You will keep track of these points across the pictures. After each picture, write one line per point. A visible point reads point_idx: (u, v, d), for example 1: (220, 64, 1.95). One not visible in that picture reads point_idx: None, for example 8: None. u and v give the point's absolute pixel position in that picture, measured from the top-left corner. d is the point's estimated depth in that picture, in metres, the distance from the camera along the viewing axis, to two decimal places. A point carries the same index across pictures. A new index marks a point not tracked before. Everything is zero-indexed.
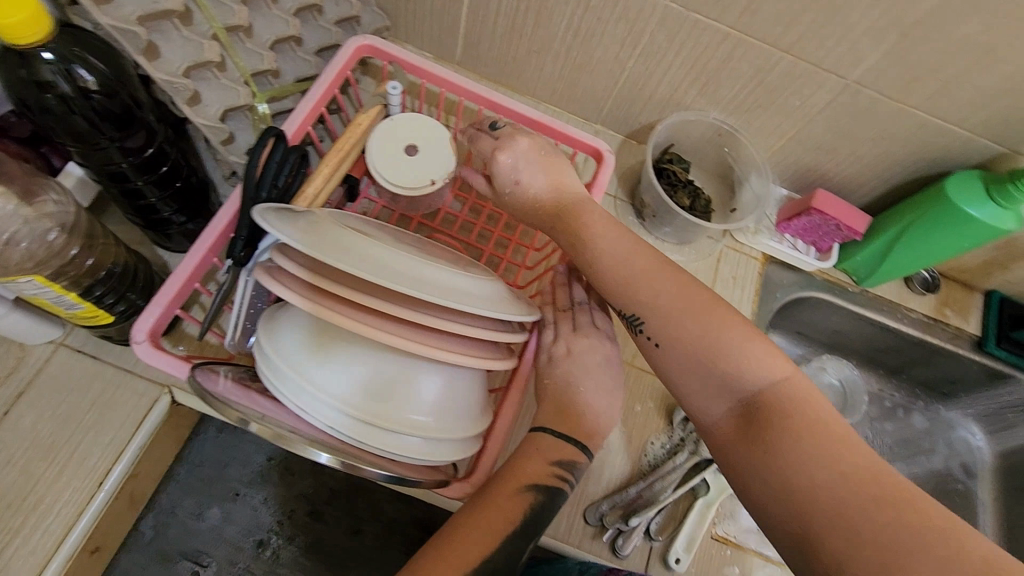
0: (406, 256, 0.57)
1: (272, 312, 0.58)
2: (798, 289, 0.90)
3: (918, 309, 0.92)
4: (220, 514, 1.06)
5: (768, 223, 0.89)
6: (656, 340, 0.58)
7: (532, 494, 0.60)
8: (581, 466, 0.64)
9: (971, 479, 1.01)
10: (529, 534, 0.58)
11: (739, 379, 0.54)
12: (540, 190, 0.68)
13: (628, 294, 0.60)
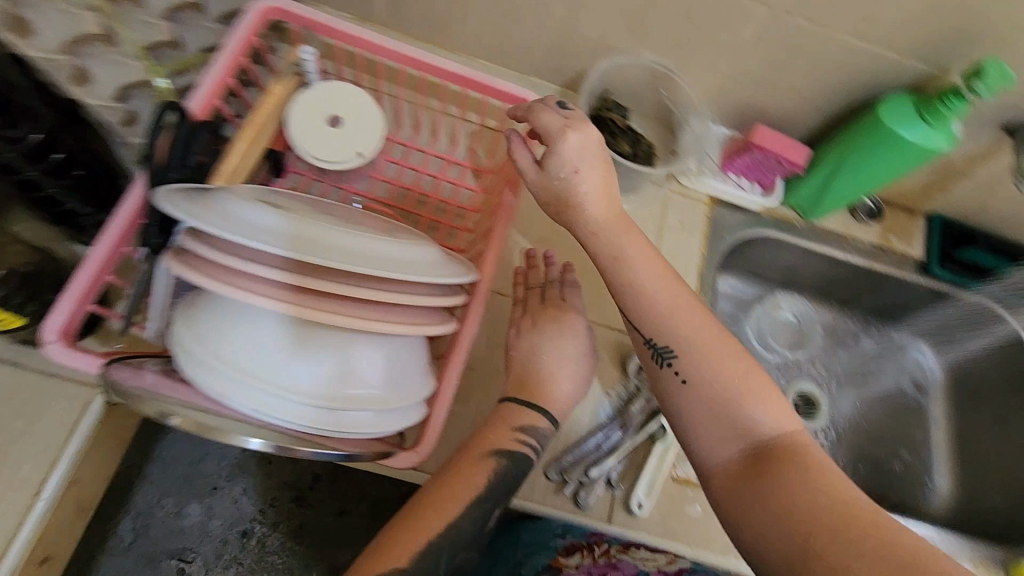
0: (325, 227, 0.54)
1: (189, 299, 0.54)
2: (746, 229, 0.90)
3: (864, 238, 0.93)
4: (202, 510, 1.05)
5: (711, 164, 0.88)
6: (683, 377, 0.55)
7: (494, 460, 0.63)
8: (543, 430, 0.66)
9: (923, 396, 1.04)
10: (491, 496, 0.62)
11: (747, 414, 0.53)
12: (594, 188, 0.57)
13: (657, 327, 0.56)
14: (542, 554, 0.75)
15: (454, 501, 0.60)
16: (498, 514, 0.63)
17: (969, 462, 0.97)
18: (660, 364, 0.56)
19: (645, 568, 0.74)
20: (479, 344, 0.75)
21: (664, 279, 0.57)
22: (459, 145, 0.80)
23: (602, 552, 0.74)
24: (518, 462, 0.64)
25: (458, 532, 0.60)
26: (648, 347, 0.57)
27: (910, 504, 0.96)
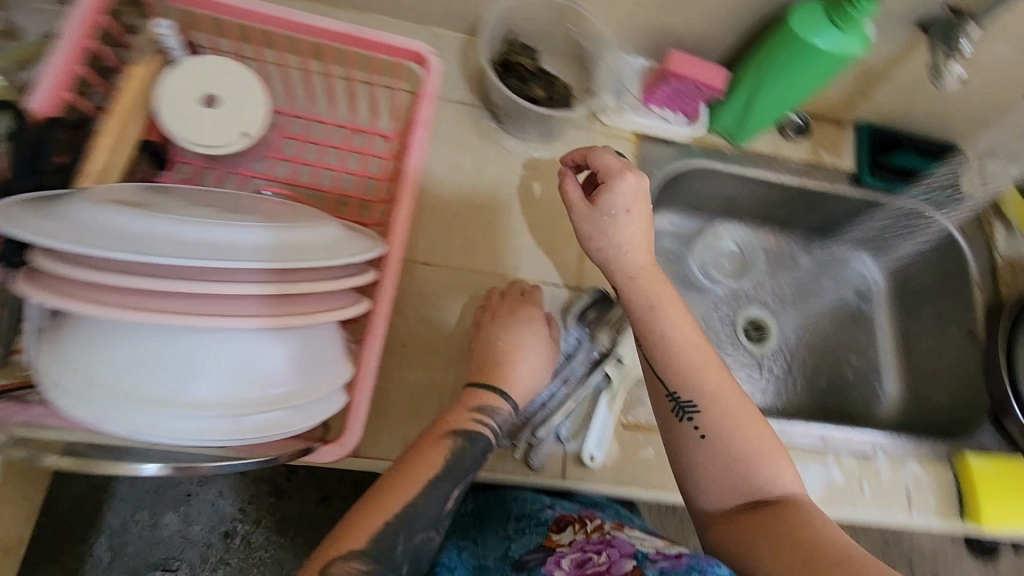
0: (190, 223, 0.49)
1: (52, 323, 0.50)
2: (674, 162, 0.87)
3: (795, 157, 0.91)
4: (179, 518, 1.03)
5: (630, 99, 0.84)
6: (701, 431, 0.57)
7: (452, 440, 0.60)
8: (502, 412, 0.64)
9: (866, 303, 1.05)
10: (452, 475, 0.59)
11: (752, 473, 0.56)
12: (637, 236, 0.62)
13: (681, 378, 0.59)
14: (532, 532, 0.63)
15: (412, 483, 0.57)
16: (459, 493, 0.60)
17: (915, 364, 0.98)
18: (680, 417, 0.59)
19: (645, 550, 0.53)
20: (407, 318, 0.72)
21: (683, 323, 0.61)
22: (360, 108, 0.75)
23: (594, 530, 0.59)
24: (475, 441, 0.61)
25: (415, 512, 0.56)
26: (670, 400, 0.59)
27: (863, 413, 0.98)
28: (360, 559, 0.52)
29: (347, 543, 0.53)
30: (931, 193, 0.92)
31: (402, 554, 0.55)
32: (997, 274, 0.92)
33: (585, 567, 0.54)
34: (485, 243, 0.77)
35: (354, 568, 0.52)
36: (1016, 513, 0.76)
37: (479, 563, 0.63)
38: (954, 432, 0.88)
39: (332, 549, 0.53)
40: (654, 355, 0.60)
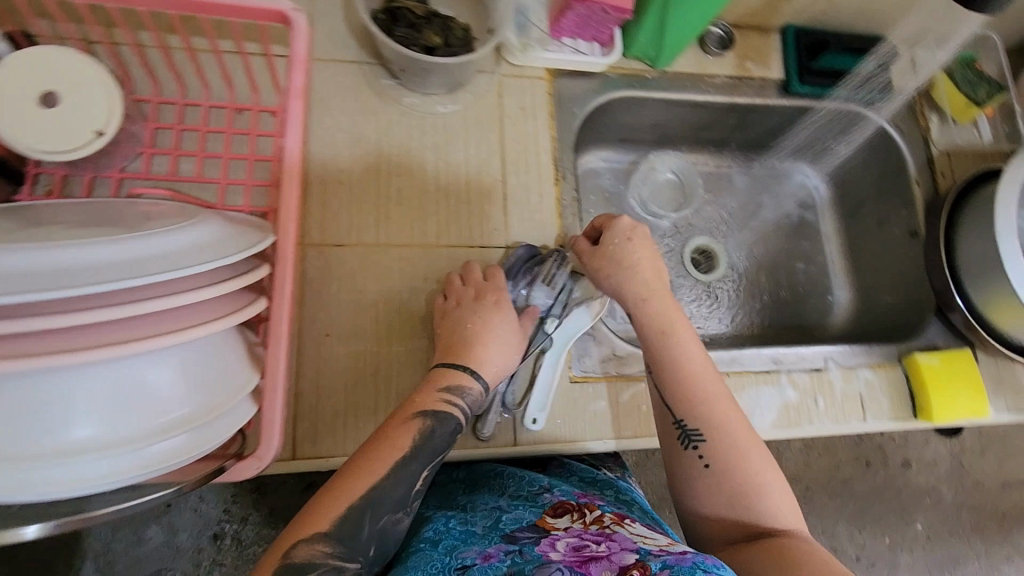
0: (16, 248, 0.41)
1: None
2: (593, 98, 0.81)
3: (720, 73, 0.86)
4: (163, 529, 1.01)
5: (538, 34, 0.77)
6: (707, 460, 0.59)
7: (421, 421, 0.57)
8: (473, 392, 0.61)
9: (813, 212, 1.04)
10: (421, 455, 0.56)
11: (753, 503, 0.57)
12: (644, 262, 0.66)
13: (691, 408, 0.61)
14: (527, 511, 0.61)
15: (380, 466, 0.54)
16: (428, 474, 0.56)
17: (861, 268, 0.98)
18: (686, 445, 0.60)
19: (648, 547, 0.52)
20: (327, 305, 0.67)
21: (701, 362, 0.63)
22: (238, 84, 0.68)
23: (594, 521, 0.57)
24: (445, 422, 0.58)
25: (383, 494, 0.53)
26: (678, 428, 0.61)
27: (814, 325, 0.98)
28: (325, 542, 0.49)
29: (311, 527, 0.49)
30: (860, 92, 0.88)
31: (368, 537, 0.51)
32: (933, 166, 0.90)
33: (582, 552, 0.52)
34: (403, 212, 0.71)
35: (318, 551, 0.48)
36: (965, 404, 0.77)
37: (466, 528, 0.60)
38: (900, 332, 0.88)
39: (291, 536, 0.49)
40: (663, 381, 0.63)
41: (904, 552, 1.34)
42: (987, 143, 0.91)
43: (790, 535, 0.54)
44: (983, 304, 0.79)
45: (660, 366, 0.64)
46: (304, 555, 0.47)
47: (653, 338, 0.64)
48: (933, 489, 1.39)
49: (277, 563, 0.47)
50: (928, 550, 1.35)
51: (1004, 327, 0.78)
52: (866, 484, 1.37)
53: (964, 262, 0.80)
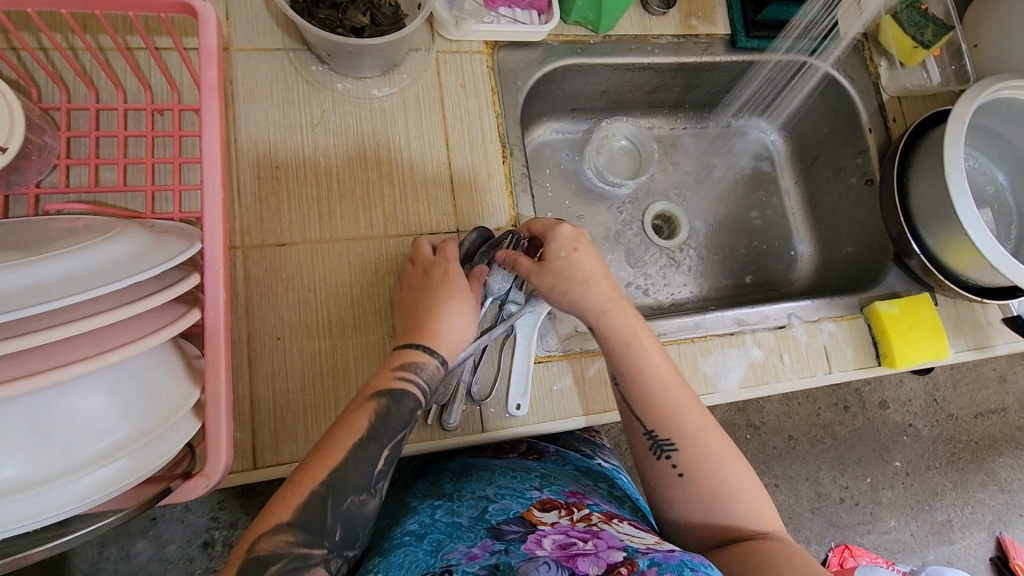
0: None
1: None
2: (537, 68, 0.79)
3: (665, 33, 0.84)
4: (151, 543, 0.99)
5: (471, 6, 0.74)
6: (680, 469, 0.59)
7: (375, 402, 0.56)
8: (430, 368, 0.59)
9: (774, 166, 1.03)
10: (381, 436, 0.54)
11: (728, 509, 0.58)
12: (595, 271, 0.65)
13: (660, 418, 0.61)
14: (514, 502, 0.60)
15: (339, 450, 0.52)
16: (390, 453, 0.55)
17: (822, 220, 0.98)
18: (658, 454, 0.60)
19: (635, 544, 0.52)
20: (275, 308, 0.64)
21: (668, 372, 0.63)
22: (155, 83, 0.64)
23: (581, 518, 0.57)
24: (403, 400, 0.57)
25: (343, 478, 0.51)
26: (649, 438, 0.61)
27: (778, 281, 0.98)
28: (288, 531, 0.48)
29: (273, 517, 0.49)
30: (794, 40, 0.86)
31: (333, 521, 0.50)
32: (884, 111, 0.89)
33: (568, 549, 0.51)
34: (346, 204, 0.68)
35: (281, 542, 0.48)
36: (926, 348, 0.78)
37: (452, 519, 0.59)
38: (862, 281, 0.88)
39: (256, 527, 0.49)
40: (630, 392, 0.63)
41: (885, 488, 1.38)
42: (936, 85, 0.89)
43: (766, 537, 0.56)
44: (938, 248, 0.79)
45: (627, 379, 0.63)
46: (267, 546, 0.47)
47: (619, 351, 0.64)
48: (909, 426, 1.43)
49: (241, 557, 0.47)
50: (908, 484, 1.39)
51: (957, 269, 0.79)
52: (846, 428, 1.40)
53: (918, 206, 0.81)
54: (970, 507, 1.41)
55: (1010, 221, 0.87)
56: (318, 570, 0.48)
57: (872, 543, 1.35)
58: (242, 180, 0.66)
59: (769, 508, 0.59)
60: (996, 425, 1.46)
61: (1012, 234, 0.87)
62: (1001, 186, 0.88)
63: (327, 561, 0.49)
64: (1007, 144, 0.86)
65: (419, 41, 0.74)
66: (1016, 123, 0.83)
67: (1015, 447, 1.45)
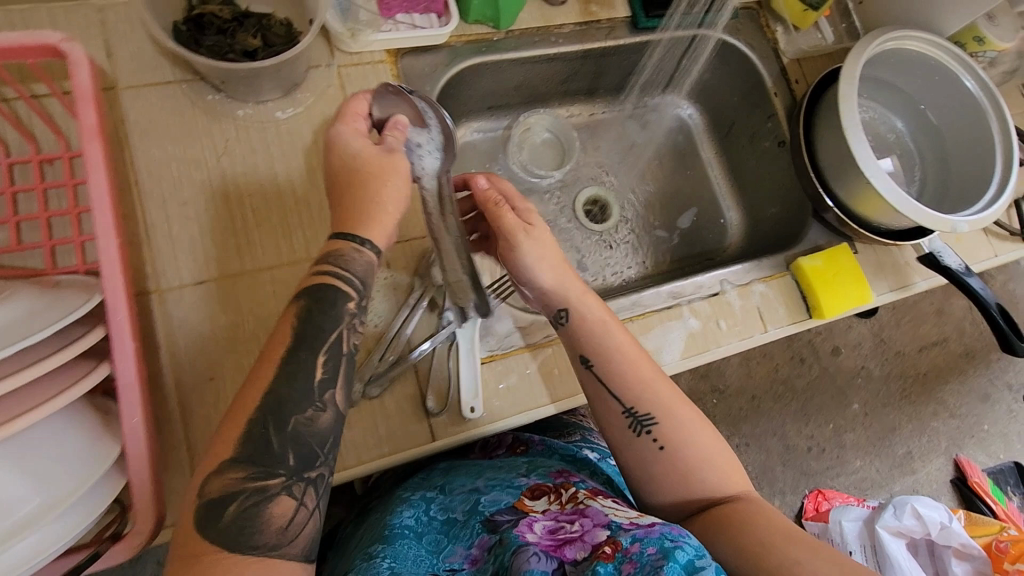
0: None
1: None
2: (443, 72, 0.78)
3: (567, 23, 0.85)
4: None
5: (366, 17, 0.73)
6: (661, 442, 0.60)
7: (296, 305, 0.52)
8: (355, 259, 0.55)
9: (693, 140, 1.06)
10: (311, 342, 0.51)
11: (702, 477, 0.59)
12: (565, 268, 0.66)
13: (636, 394, 0.62)
14: (504, 492, 0.61)
15: (272, 365, 0.50)
16: (328, 359, 0.51)
17: (745, 185, 1.01)
18: (638, 431, 0.61)
19: (620, 521, 0.52)
20: (203, 347, 0.62)
21: (640, 355, 0.64)
22: (38, 133, 0.61)
23: (570, 499, 0.58)
24: (326, 299, 0.53)
25: (279, 398, 0.48)
26: (628, 415, 0.62)
27: (711, 249, 1.02)
28: (236, 469, 0.46)
29: (215, 457, 0.47)
30: (690, 17, 0.87)
31: (280, 446, 0.48)
32: (786, 74, 0.93)
33: (557, 534, 0.53)
34: (264, 231, 0.66)
35: (231, 479, 0.46)
36: (851, 295, 0.82)
37: (447, 516, 0.62)
38: (788, 238, 0.91)
39: (204, 468, 0.47)
40: (608, 372, 0.63)
41: (848, 431, 1.45)
42: (830, 44, 0.94)
43: (742, 501, 0.58)
44: (850, 199, 0.83)
45: (601, 360, 0.63)
46: (217, 487, 0.46)
47: (594, 332, 0.65)
48: (862, 368, 1.50)
49: (196, 505, 0.46)
50: (868, 424, 1.46)
51: (870, 216, 0.82)
52: (804, 379, 1.46)
53: (825, 161, 0.84)
54: (927, 436, 1.48)
55: (913, 164, 0.93)
56: (281, 501, 0.47)
57: (843, 484, 1.42)
58: (148, 222, 0.63)
59: (742, 475, 0.61)
60: (940, 355, 1.54)
61: (916, 177, 0.92)
62: (901, 132, 0.94)
63: (288, 488, 0.48)
64: (899, 91, 0.91)
65: (317, 57, 0.72)
66: (905, 72, 0.88)
67: (960, 374, 1.53)
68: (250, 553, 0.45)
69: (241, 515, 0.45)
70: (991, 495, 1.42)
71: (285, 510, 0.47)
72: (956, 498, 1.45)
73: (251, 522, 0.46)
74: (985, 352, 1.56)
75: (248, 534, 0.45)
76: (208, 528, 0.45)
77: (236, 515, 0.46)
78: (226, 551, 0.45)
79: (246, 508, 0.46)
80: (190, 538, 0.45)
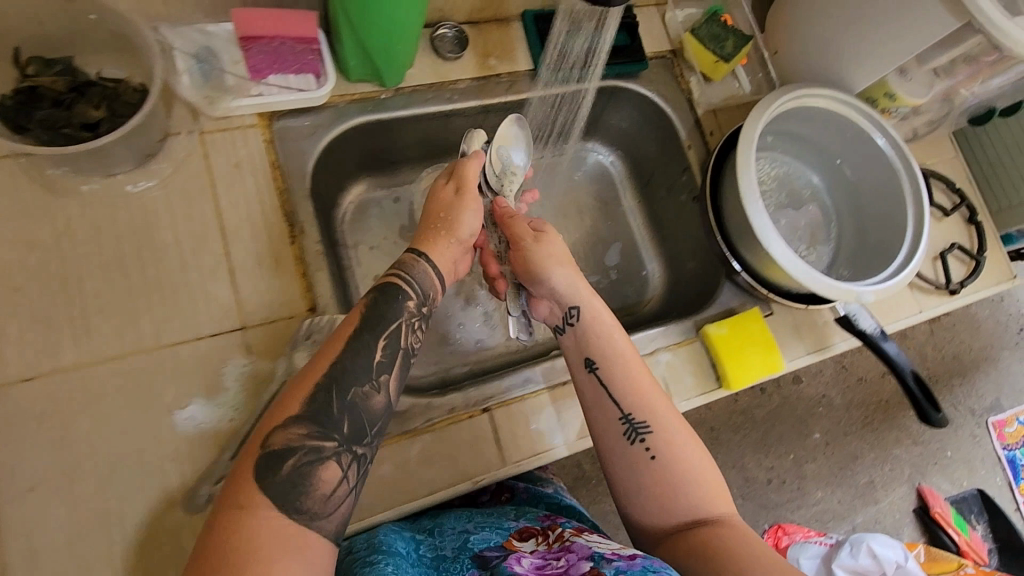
0: None
1: None
2: (324, 133, 0.73)
3: (462, 78, 0.81)
4: None
5: (233, 81, 0.68)
6: (652, 452, 0.62)
7: (369, 295, 0.58)
8: (421, 271, 0.61)
9: (616, 189, 1.02)
10: (374, 326, 0.56)
11: (684, 492, 0.60)
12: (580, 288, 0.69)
13: (639, 405, 0.63)
14: (493, 533, 0.62)
15: (339, 341, 0.54)
16: (387, 346, 0.56)
17: (664, 236, 0.98)
18: (632, 439, 0.62)
19: (602, 551, 0.53)
20: (25, 453, 0.57)
21: (643, 369, 0.66)
22: None
23: (556, 540, 0.59)
24: (392, 295, 0.58)
25: (343, 367, 0.52)
26: (623, 422, 0.63)
27: (632, 303, 0.97)
28: (299, 425, 0.49)
29: (284, 411, 0.49)
30: (561, 72, 0.82)
31: (339, 411, 0.51)
32: (701, 126, 0.90)
33: (544, 570, 0.53)
34: (108, 317, 0.61)
35: (295, 435, 0.48)
36: (757, 364, 0.78)
37: (436, 553, 0.61)
38: (701, 299, 0.88)
39: (267, 423, 0.49)
40: (612, 379, 0.65)
41: (808, 462, 1.41)
42: (748, 94, 0.91)
43: (719, 522, 0.59)
44: (758, 264, 0.78)
45: (605, 364, 0.65)
46: (281, 439, 0.48)
47: (603, 339, 0.67)
48: (823, 397, 1.45)
49: (256, 455, 0.47)
50: (829, 454, 1.42)
51: (777, 279, 0.78)
52: (764, 410, 1.42)
53: (731, 224, 0.80)
54: (889, 465, 1.44)
55: (829, 221, 0.90)
56: (330, 465, 0.49)
57: (803, 518, 1.38)
58: None
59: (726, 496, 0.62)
60: None
61: (832, 234, 0.90)
62: (816, 187, 0.92)
63: (338, 455, 0.50)
64: (815, 145, 0.88)
65: (177, 123, 0.68)
66: (818, 126, 0.84)
67: None
68: (295, 516, 0.46)
69: (298, 471, 0.47)
70: (954, 525, 1.39)
71: (332, 475, 0.49)
72: (919, 528, 1.41)
73: (303, 480, 0.47)
74: (948, 378, 1.51)
75: (298, 490, 0.47)
76: (265, 479, 0.46)
77: (294, 469, 0.47)
78: (275, 510, 0.45)
79: (301, 465, 0.48)
80: (247, 486, 0.46)
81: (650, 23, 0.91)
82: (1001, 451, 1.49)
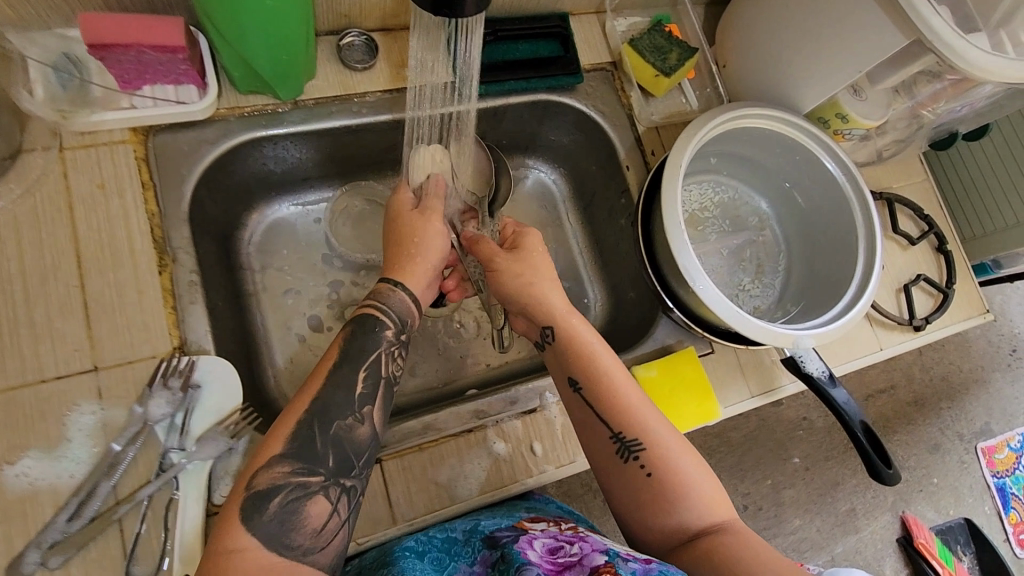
0: None
1: None
2: (207, 150, 0.66)
3: (371, 90, 0.73)
4: None
5: (100, 92, 0.62)
6: (647, 469, 0.56)
7: (345, 329, 0.57)
8: (396, 301, 0.60)
9: (560, 207, 0.94)
10: (353, 359, 0.55)
11: (686, 504, 0.55)
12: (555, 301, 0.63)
13: (625, 419, 0.58)
14: (505, 518, 0.62)
15: (320, 377, 0.54)
16: (368, 376, 0.55)
17: (607, 262, 0.90)
18: (626, 457, 0.57)
19: (616, 549, 0.52)
20: None
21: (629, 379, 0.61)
22: None
23: (568, 527, 0.59)
24: (369, 327, 0.58)
25: (326, 403, 0.52)
26: (615, 441, 0.58)
27: None
28: (285, 462, 0.49)
29: (268, 452, 0.49)
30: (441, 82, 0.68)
31: (324, 446, 0.50)
32: (642, 145, 0.82)
33: (557, 555, 0.52)
34: None
35: (279, 473, 0.48)
36: (690, 411, 0.71)
37: (446, 534, 0.60)
38: (637, 333, 0.80)
39: (253, 463, 0.49)
40: (596, 398, 0.59)
41: (786, 488, 1.32)
42: (694, 110, 0.84)
43: (727, 531, 0.54)
44: (693, 302, 0.70)
45: (588, 383, 0.60)
46: (265, 480, 0.48)
47: (585, 356, 0.61)
48: (803, 419, 1.37)
49: (242, 494, 0.47)
50: (809, 480, 1.34)
51: (711, 317, 0.71)
52: (740, 432, 1.34)
53: (661, 257, 0.72)
54: (871, 491, 1.36)
55: (778, 251, 0.83)
56: (318, 500, 0.49)
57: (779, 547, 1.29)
58: None
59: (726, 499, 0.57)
60: (888, 404, 1.41)
61: (781, 263, 0.82)
62: (765, 214, 0.84)
63: (325, 490, 0.50)
64: (762, 169, 0.81)
65: (34, 139, 0.61)
66: (766, 149, 0.77)
67: (908, 425, 1.40)
68: (286, 553, 0.46)
69: (285, 508, 0.47)
70: (938, 557, 1.29)
71: (321, 510, 0.48)
72: (901, 560, 1.32)
73: (292, 517, 0.47)
74: (935, 400, 1.42)
75: (287, 528, 0.46)
76: (252, 519, 0.46)
77: (281, 507, 0.47)
78: (262, 547, 0.45)
79: (288, 502, 0.47)
80: (235, 528, 0.45)
81: (589, 31, 0.84)
82: (991, 478, 1.41)
